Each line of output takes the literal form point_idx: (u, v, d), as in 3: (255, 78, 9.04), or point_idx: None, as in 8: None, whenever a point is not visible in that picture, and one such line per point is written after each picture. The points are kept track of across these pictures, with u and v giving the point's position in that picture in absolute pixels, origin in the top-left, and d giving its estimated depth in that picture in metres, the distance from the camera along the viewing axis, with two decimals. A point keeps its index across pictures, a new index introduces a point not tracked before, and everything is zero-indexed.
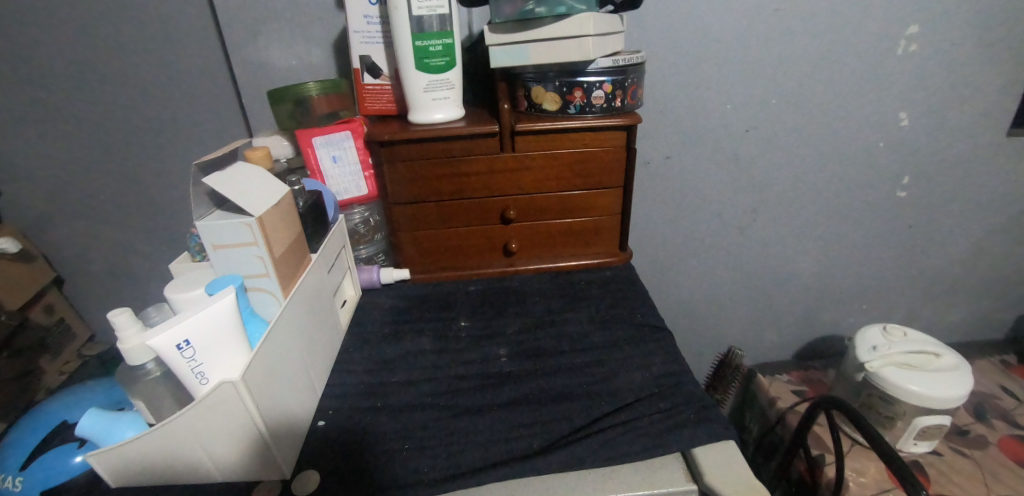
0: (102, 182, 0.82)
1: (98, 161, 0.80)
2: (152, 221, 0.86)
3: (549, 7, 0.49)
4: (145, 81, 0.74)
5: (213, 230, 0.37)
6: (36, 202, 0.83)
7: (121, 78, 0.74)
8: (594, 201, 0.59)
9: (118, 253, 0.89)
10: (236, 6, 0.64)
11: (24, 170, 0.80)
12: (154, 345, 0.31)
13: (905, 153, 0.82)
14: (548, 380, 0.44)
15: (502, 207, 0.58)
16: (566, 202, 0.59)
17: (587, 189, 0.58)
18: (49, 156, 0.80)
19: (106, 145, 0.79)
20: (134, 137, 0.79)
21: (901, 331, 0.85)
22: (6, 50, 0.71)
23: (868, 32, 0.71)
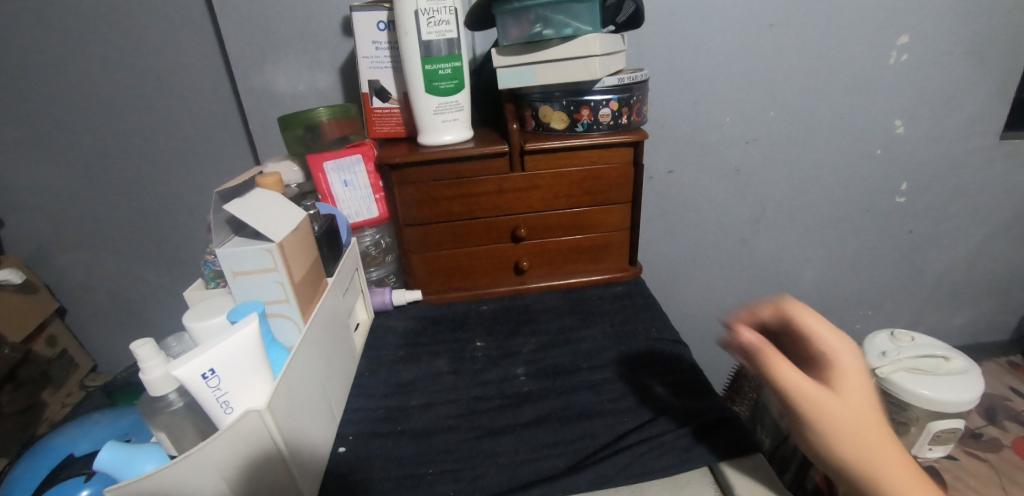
0: (106, 210, 0.82)
1: (103, 190, 0.80)
2: (156, 248, 0.86)
3: (557, 28, 0.50)
4: (151, 110, 0.75)
5: (233, 258, 0.37)
6: (42, 232, 0.83)
7: (128, 107, 0.75)
8: (603, 217, 0.60)
9: (123, 282, 0.88)
10: (244, 36, 0.65)
11: (30, 201, 0.81)
12: (180, 375, 0.30)
13: (903, 159, 0.83)
14: (569, 398, 0.44)
15: (513, 226, 0.59)
16: (575, 219, 0.59)
17: (597, 206, 0.59)
18: (55, 186, 0.80)
19: (111, 174, 0.79)
20: (138, 165, 0.79)
21: (909, 336, 0.84)
22: (14, 82, 0.72)
23: (859, 43, 0.73)
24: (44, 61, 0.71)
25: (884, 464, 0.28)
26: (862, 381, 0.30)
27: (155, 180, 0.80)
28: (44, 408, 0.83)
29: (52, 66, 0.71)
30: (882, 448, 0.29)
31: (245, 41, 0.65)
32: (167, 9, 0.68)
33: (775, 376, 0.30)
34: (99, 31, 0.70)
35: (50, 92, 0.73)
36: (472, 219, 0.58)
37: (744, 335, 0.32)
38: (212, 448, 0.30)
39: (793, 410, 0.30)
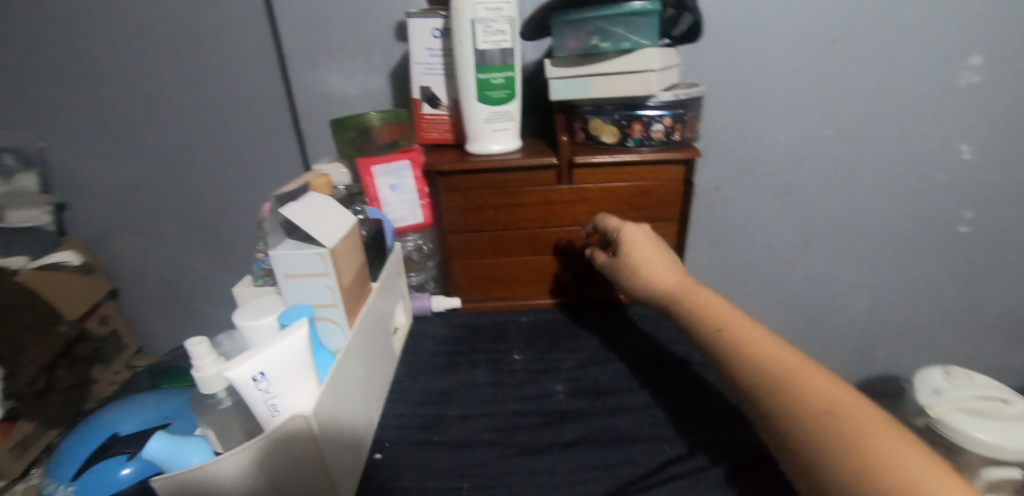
0: (160, 200, 0.86)
1: (158, 180, 0.84)
2: (204, 239, 0.89)
3: (614, 42, 0.48)
4: (207, 106, 0.78)
5: (286, 261, 0.37)
6: (102, 217, 0.88)
7: (186, 102, 0.78)
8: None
9: (172, 269, 0.92)
10: (302, 38, 0.67)
11: (92, 188, 0.85)
12: (233, 377, 0.31)
13: (968, 186, 0.78)
14: (609, 420, 0.43)
15: (556, 238, 0.58)
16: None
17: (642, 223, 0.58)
18: (114, 175, 0.84)
19: (167, 165, 0.83)
20: (191, 158, 0.82)
21: (966, 374, 0.78)
22: (86, 75, 0.76)
23: (927, 63, 0.69)
24: (114, 55, 0.75)
25: (661, 279, 0.44)
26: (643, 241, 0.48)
27: (207, 173, 0.83)
28: (93, 384, 0.86)
29: (120, 60, 0.75)
30: (653, 266, 0.45)
31: (302, 42, 0.67)
32: (228, 9, 0.71)
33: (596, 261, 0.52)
34: (165, 29, 0.73)
35: (117, 84, 0.77)
36: (515, 229, 0.58)
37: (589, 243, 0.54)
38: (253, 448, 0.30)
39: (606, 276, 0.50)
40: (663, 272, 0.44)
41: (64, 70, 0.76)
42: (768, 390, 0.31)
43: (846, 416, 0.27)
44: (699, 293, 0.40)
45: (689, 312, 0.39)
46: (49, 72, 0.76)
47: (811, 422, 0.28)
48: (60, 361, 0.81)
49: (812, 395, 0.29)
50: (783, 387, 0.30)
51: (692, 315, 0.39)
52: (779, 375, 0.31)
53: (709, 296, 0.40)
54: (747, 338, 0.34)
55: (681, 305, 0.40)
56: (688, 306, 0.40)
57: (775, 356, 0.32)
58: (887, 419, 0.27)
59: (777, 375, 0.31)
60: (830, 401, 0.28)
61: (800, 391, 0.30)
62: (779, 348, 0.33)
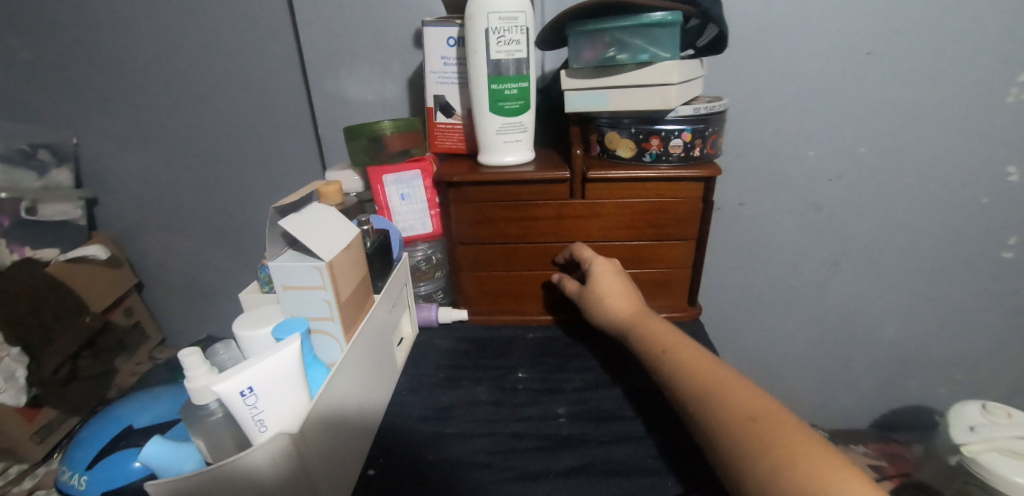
0: (183, 199, 0.88)
1: (182, 179, 0.86)
2: (224, 237, 0.90)
3: (632, 53, 0.46)
4: (229, 108, 0.79)
5: (285, 272, 0.37)
6: (128, 214, 0.90)
7: (209, 104, 0.79)
8: (665, 253, 0.56)
9: (193, 266, 0.94)
10: (323, 44, 0.67)
11: (120, 185, 0.87)
12: (221, 392, 0.31)
13: (1015, 210, 0.73)
14: (612, 449, 0.41)
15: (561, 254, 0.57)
16: (635, 253, 0.56)
17: (659, 241, 0.56)
18: (141, 173, 0.86)
19: (190, 165, 0.84)
20: (213, 159, 0.83)
21: (1006, 410, 0.71)
22: (116, 76, 0.79)
23: (972, 78, 0.65)
24: (144, 57, 0.77)
25: (620, 308, 0.49)
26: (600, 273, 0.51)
27: (229, 173, 0.84)
28: (115, 373, 0.89)
29: (151, 62, 0.77)
30: (615, 295, 0.50)
31: (322, 48, 0.67)
32: (252, 13, 0.72)
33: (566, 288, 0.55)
34: (194, 32, 0.74)
35: (149, 86, 0.79)
36: (524, 243, 0.56)
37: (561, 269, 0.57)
38: (240, 461, 0.31)
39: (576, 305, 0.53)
40: (622, 301, 0.49)
41: (100, 72, 0.79)
42: (704, 403, 0.36)
43: (761, 421, 0.33)
44: (649, 322, 0.46)
45: (642, 339, 0.45)
46: (84, 73, 0.79)
47: (736, 430, 0.33)
48: (83, 350, 0.82)
49: (737, 405, 0.34)
50: (714, 399, 0.36)
51: (644, 344, 0.44)
52: (710, 390, 0.36)
53: (657, 325, 0.45)
54: (687, 363, 0.40)
55: (636, 333, 0.46)
56: (642, 334, 0.45)
57: (705, 374, 0.38)
58: (792, 422, 0.33)
59: (710, 393, 0.36)
60: (754, 409, 0.34)
61: (726, 404, 0.35)
62: (714, 368, 0.39)
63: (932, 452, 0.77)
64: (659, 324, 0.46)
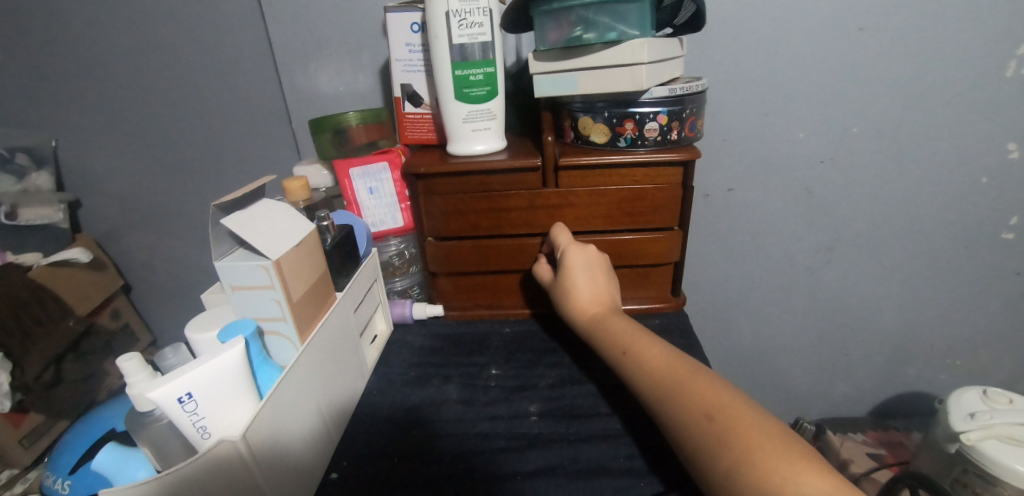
0: (152, 201, 0.84)
1: (149, 181, 0.82)
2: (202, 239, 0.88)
3: (599, 32, 0.45)
4: (191, 104, 0.75)
5: (232, 272, 0.36)
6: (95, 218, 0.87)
7: (171, 100, 0.75)
8: (647, 246, 0.54)
9: (167, 270, 0.91)
10: (289, 35, 0.65)
11: (84, 188, 0.84)
12: (156, 399, 0.30)
13: (1014, 189, 0.70)
14: (580, 448, 0.40)
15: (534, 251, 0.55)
16: (615, 247, 0.54)
17: (640, 235, 0.54)
18: (104, 175, 0.82)
19: (156, 165, 0.81)
20: (180, 159, 0.80)
21: (1008, 397, 0.69)
22: (71, 74, 0.74)
23: (968, 51, 0.62)
24: (98, 53, 0.73)
25: (587, 307, 0.47)
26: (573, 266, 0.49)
27: (199, 175, 0.81)
28: (104, 377, 0.84)
29: (108, 58, 0.73)
30: (584, 291, 0.48)
31: (291, 40, 0.65)
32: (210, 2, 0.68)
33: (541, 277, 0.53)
34: (154, 26, 0.70)
35: (108, 84, 0.75)
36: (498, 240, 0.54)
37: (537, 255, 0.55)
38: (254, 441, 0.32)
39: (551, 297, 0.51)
40: (589, 298, 0.47)
41: (55, 71, 0.74)
42: (668, 404, 0.35)
43: (719, 421, 0.31)
44: (615, 321, 0.44)
45: (606, 340, 0.43)
46: (33, 71, 0.74)
47: (695, 432, 0.32)
48: (67, 354, 0.78)
49: (697, 404, 0.33)
50: (674, 401, 0.34)
51: (608, 346, 0.42)
52: (671, 390, 0.35)
53: (623, 324, 0.43)
54: (649, 364, 0.38)
55: (601, 334, 0.44)
56: (606, 334, 0.43)
57: (666, 374, 0.37)
58: (753, 415, 0.31)
59: (669, 396, 0.35)
60: (714, 406, 0.32)
61: (687, 403, 0.34)
62: (676, 366, 0.37)
63: (929, 440, 0.75)
64: (624, 323, 0.44)
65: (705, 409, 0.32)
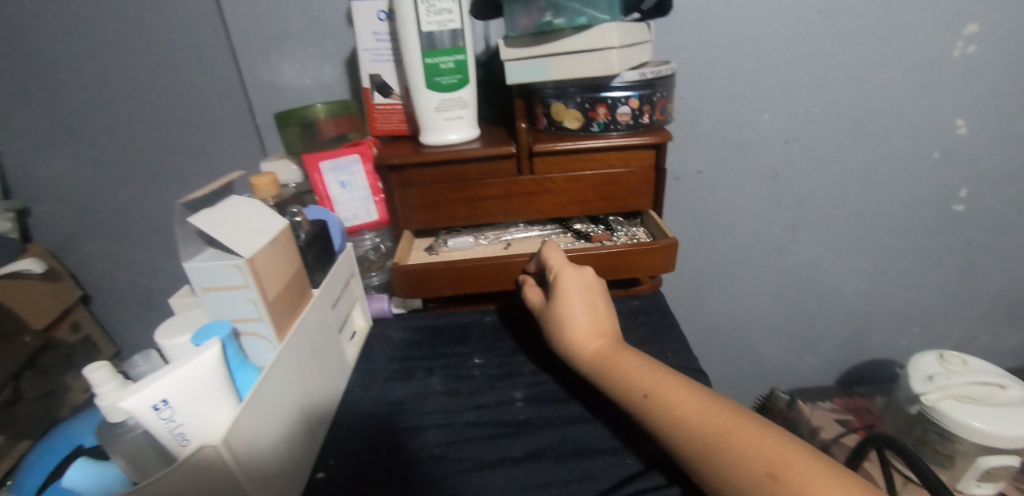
0: (106, 207, 0.79)
1: (101, 186, 0.77)
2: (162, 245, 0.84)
3: (569, 17, 0.44)
4: (144, 103, 0.71)
5: (202, 272, 0.34)
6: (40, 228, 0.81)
7: (120, 99, 0.70)
8: (641, 257, 0.51)
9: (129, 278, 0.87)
10: (249, 27, 0.62)
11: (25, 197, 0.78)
12: (129, 408, 0.29)
13: (961, 164, 0.74)
14: (567, 430, 0.40)
15: (518, 269, 0.51)
16: (607, 260, 0.51)
17: (633, 246, 0.51)
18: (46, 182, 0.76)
19: (107, 169, 0.76)
20: (134, 161, 0.75)
21: (961, 358, 0.74)
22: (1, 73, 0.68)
23: (920, 32, 0.64)
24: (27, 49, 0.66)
25: (588, 341, 0.42)
26: (573, 294, 0.44)
27: (158, 176, 0.76)
28: (65, 392, 0.77)
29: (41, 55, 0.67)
30: (583, 321, 0.43)
31: (250, 31, 0.62)
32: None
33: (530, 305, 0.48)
34: (94, 19, 0.65)
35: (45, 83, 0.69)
36: (481, 263, 0.50)
37: (526, 279, 0.50)
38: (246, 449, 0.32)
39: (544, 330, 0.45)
40: (590, 331, 0.42)
41: None
42: (715, 463, 0.31)
43: (787, 480, 0.28)
44: (623, 357, 0.39)
45: (616, 381, 0.38)
46: None
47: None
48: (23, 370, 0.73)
49: (753, 460, 0.30)
50: (724, 458, 0.30)
51: (619, 387, 0.38)
52: (717, 447, 0.31)
53: (632, 360, 0.39)
54: (679, 409, 0.34)
55: (609, 374, 0.39)
56: (616, 373, 0.38)
57: (702, 421, 0.33)
58: (814, 465, 0.29)
59: (716, 451, 0.31)
60: (773, 461, 0.29)
61: (740, 461, 0.30)
62: (712, 410, 0.33)
63: (892, 403, 0.79)
64: (634, 359, 0.39)
65: (766, 467, 0.29)
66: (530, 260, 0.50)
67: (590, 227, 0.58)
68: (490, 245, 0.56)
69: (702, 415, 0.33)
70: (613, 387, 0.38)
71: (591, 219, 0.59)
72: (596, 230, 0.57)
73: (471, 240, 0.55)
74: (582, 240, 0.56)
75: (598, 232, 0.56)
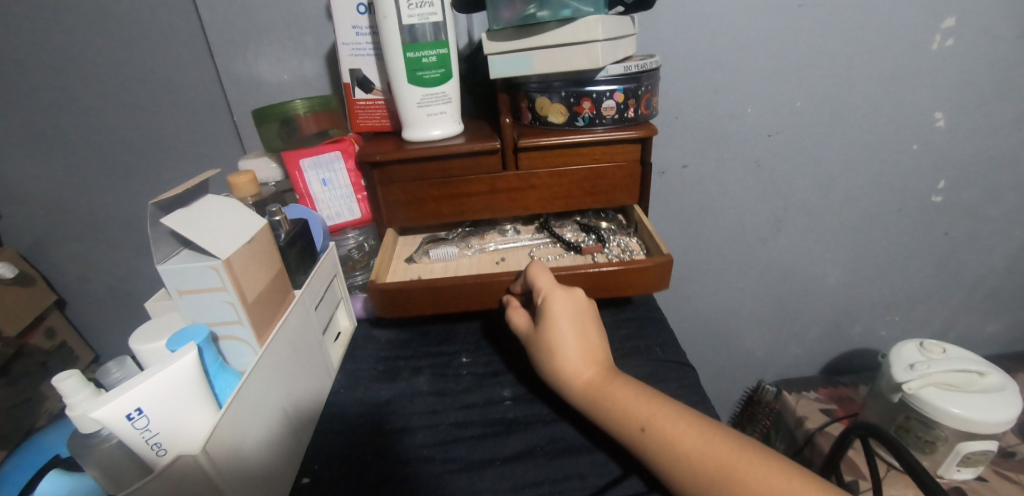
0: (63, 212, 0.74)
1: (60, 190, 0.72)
2: (122, 252, 0.78)
3: (553, 10, 0.44)
4: (104, 99, 0.66)
5: (176, 274, 0.33)
6: None
7: (79, 96, 0.65)
8: (632, 277, 0.46)
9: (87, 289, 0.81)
10: (223, 20, 0.60)
11: None
12: (101, 419, 0.28)
13: (939, 156, 0.76)
14: (557, 428, 0.40)
15: (502, 288, 0.46)
16: (596, 280, 0.46)
17: (623, 265, 0.45)
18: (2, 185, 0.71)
19: (66, 171, 0.71)
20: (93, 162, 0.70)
21: (940, 346, 0.76)
22: None
23: (899, 26, 0.65)
24: None
25: (580, 369, 0.38)
26: (563, 319, 0.40)
27: (120, 177, 0.72)
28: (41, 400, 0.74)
29: None
30: (575, 349, 0.39)
31: (224, 24, 0.60)
32: None
33: (514, 328, 0.44)
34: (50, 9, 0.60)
35: None
36: (458, 283, 0.45)
37: (509, 298, 0.46)
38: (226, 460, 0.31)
39: (531, 356, 0.42)
40: (582, 358, 0.39)
41: None
42: None
43: None
44: (618, 387, 0.37)
45: (611, 415, 0.36)
46: None
47: None
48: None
49: None
50: None
51: (616, 421, 0.35)
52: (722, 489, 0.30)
53: (628, 390, 0.36)
54: (679, 443, 0.33)
55: (604, 407, 0.36)
56: (611, 406, 0.36)
57: (705, 456, 0.32)
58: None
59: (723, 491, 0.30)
60: None
61: None
62: (714, 443, 0.32)
63: (875, 391, 0.80)
64: (630, 389, 0.37)
65: None
66: (513, 279, 0.46)
67: (582, 237, 0.55)
68: (476, 256, 0.53)
69: (706, 451, 0.32)
70: (607, 421, 0.36)
71: (583, 228, 0.55)
72: (588, 242, 0.53)
73: (455, 251, 0.52)
74: (571, 252, 0.52)
75: (589, 244, 0.53)
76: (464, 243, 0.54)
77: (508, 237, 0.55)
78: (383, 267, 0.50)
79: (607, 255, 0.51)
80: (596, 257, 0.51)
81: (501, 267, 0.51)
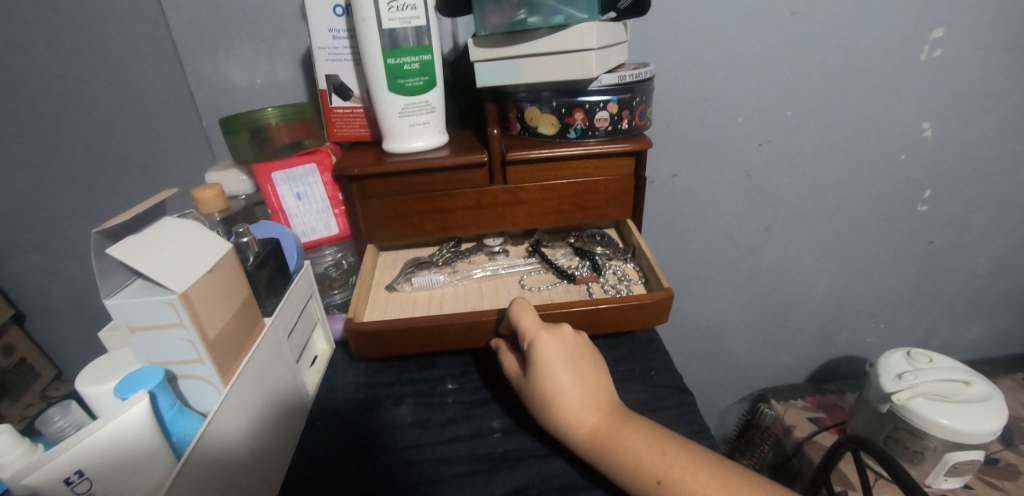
0: None
1: None
2: None
3: (544, 15, 0.41)
4: None
5: (127, 310, 0.30)
6: None
7: None
8: (630, 313, 0.44)
9: None
10: (191, 20, 0.56)
11: None
12: (34, 488, 0.26)
13: (927, 164, 0.75)
14: (548, 464, 0.38)
15: (492, 329, 0.43)
16: (590, 317, 0.43)
17: (619, 302, 0.43)
18: None
19: None
20: None
21: (928, 355, 0.75)
22: None
23: (893, 34, 0.64)
24: None
25: (583, 417, 0.36)
26: (556, 366, 0.38)
27: None
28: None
29: None
30: (571, 394, 0.37)
31: (192, 25, 0.56)
32: None
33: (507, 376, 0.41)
34: None
35: None
36: (444, 321, 0.42)
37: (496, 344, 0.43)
38: None
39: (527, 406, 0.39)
40: (582, 401, 0.37)
41: None
42: None
43: None
44: (627, 434, 0.35)
45: (622, 467, 0.34)
46: None
47: None
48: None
49: None
50: None
51: (631, 474, 0.33)
52: None
53: (636, 436, 0.35)
54: (701, 494, 0.31)
55: (617, 459, 0.34)
56: (621, 456, 0.34)
57: None
58: None
59: None
60: None
61: None
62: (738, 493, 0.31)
63: (863, 400, 0.79)
64: (639, 434, 0.35)
65: None
66: (500, 316, 0.43)
67: (575, 263, 0.52)
68: (463, 284, 0.50)
69: None
70: (619, 476, 0.34)
71: (577, 253, 0.53)
72: (582, 269, 0.50)
73: (440, 278, 0.49)
74: (564, 280, 0.49)
75: (584, 272, 0.50)
76: (449, 268, 0.51)
77: (498, 262, 0.52)
78: (362, 297, 0.47)
79: (603, 285, 0.48)
80: (591, 288, 0.48)
81: (490, 298, 0.48)
